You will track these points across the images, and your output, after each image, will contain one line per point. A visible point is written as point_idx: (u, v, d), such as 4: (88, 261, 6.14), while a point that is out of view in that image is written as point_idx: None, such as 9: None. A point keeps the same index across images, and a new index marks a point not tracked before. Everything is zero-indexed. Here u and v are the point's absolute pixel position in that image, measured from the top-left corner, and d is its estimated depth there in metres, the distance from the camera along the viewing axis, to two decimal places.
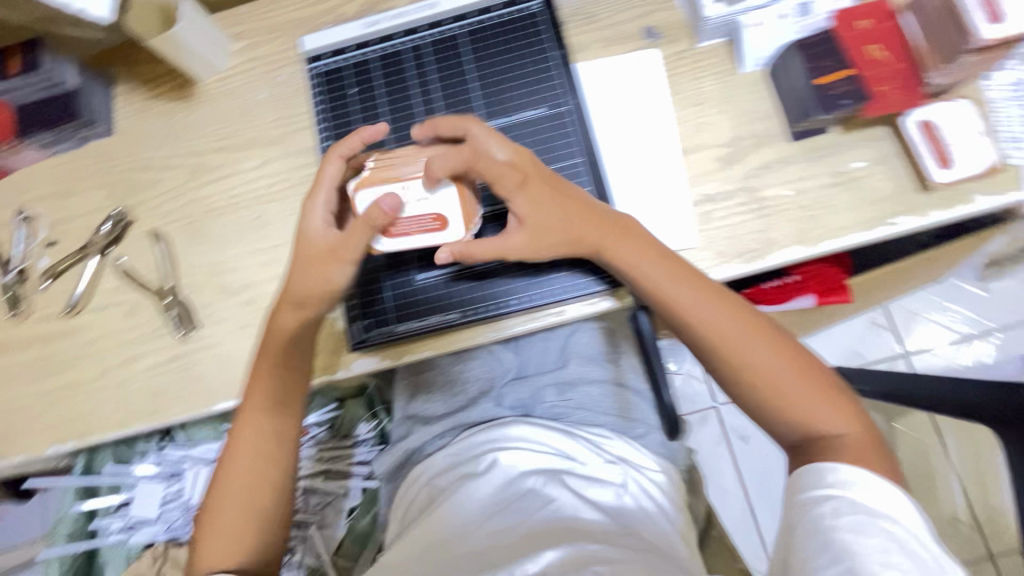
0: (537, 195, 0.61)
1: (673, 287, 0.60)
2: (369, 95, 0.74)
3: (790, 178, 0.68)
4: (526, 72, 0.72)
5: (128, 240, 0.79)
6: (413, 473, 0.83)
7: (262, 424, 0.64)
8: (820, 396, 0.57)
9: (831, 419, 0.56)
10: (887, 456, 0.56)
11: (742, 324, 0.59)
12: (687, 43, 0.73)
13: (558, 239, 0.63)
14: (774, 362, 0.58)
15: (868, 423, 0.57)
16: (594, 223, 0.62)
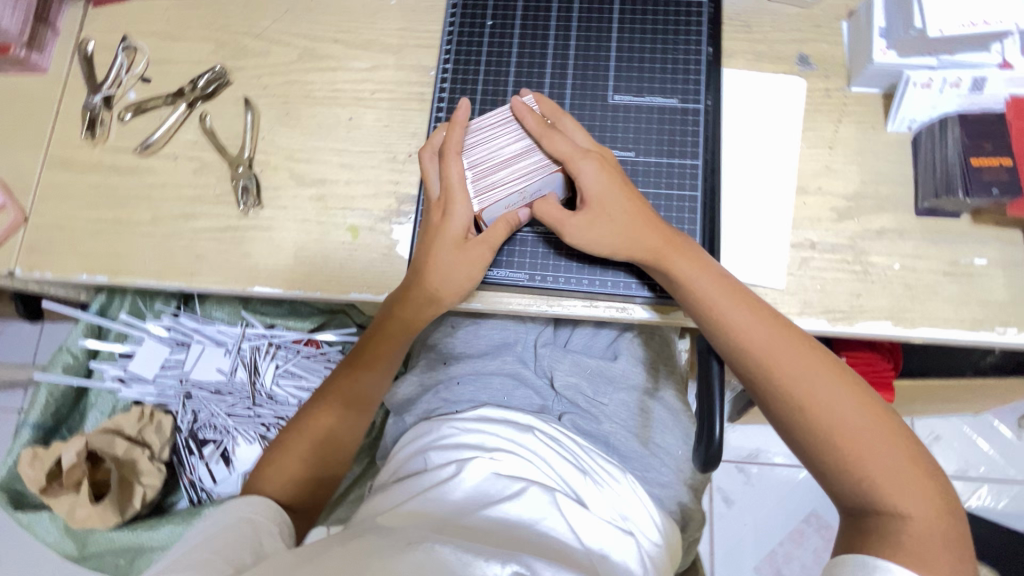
0: (605, 178, 0.59)
1: (732, 310, 0.56)
2: (502, 32, 0.70)
3: (902, 251, 0.64)
4: (671, 58, 0.66)
5: (218, 100, 0.77)
6: (414, 434, 0.81)
7: (352, 389, 0.66)
8: (901, 465, 0.49)
9: (906, 498, 0.48)
10: (964, 559, 0.47)
11: (818, 369, 0.53)
12: (840, 82, 0.69)
13: (612, 230, 0.59)
14: (846, 412, 0.51)
15: (950, 512, 0.49)
16: (658, 232, 0.59)
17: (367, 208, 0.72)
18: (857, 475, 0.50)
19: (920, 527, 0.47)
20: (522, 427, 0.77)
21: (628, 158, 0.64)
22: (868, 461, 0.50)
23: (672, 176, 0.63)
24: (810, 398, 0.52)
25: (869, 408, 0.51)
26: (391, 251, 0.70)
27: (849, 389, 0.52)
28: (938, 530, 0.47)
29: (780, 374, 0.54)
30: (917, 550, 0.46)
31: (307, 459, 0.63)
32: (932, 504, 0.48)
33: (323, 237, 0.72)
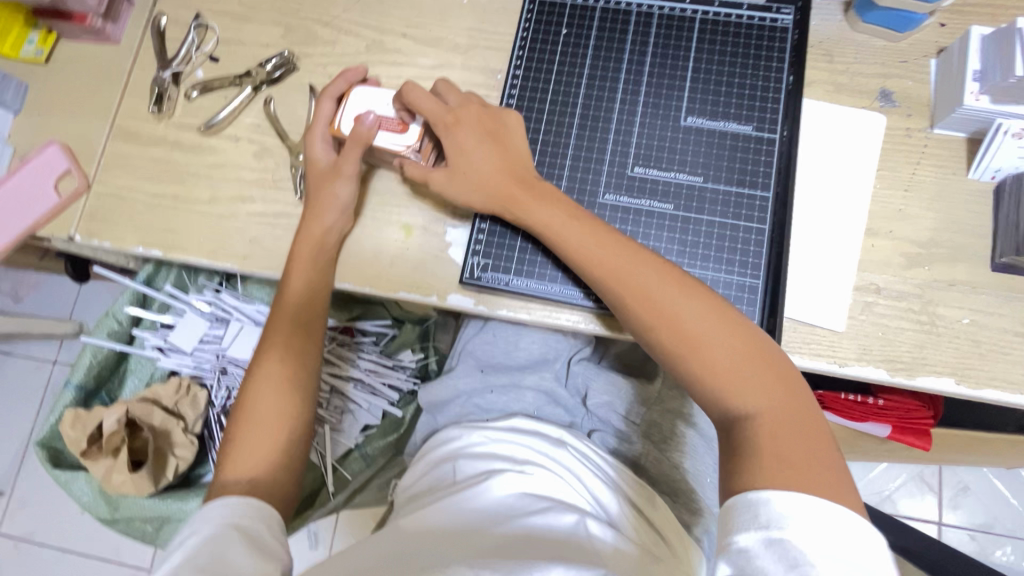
0: (462, 121, 0.62)
1: (597, 247, 0.57)
2: (576, 43, 0.68)
3: (972, 306, 0.62)
4: (749, 86, 0.64)
5: (284, 86, 0.77)
6: (442, 438, 0.82)
7: (287, 347, 0.64)
8: (760, 377, 0.50)
9: (750, 396, 0.49)
10: (831, 453, 0.47)
11: (664, 288, 0.54)
12: (922, 123, 0.66)
13: (478, 154, 0.61)
14: (691, 324, 0.52)
15: (792, 402, 0.49)
16: (516, 180, 0.60)
17: (423, 208, 0.71)
18: (724, 399, 0.50)
19: (779, 433, 0.47)
20: (556, 443, 0.76)
21: (696, 184, 0.62)
22: (734, 384, 0.50)
23: (742, 207, 0.61)
24: (655, 318, 0.53)
25: (716, 322, 0.52)
26: (443, 253, 0.69)
27: (710, 316, 0.52)
28: (804, 435, 0.47)
29: (651, 314, 0.53)
30: (781, 455, 0.46)
31: (262, 426, 0.60)
32: (771, 395, 0.49)
33: (375, 235, 0.71)
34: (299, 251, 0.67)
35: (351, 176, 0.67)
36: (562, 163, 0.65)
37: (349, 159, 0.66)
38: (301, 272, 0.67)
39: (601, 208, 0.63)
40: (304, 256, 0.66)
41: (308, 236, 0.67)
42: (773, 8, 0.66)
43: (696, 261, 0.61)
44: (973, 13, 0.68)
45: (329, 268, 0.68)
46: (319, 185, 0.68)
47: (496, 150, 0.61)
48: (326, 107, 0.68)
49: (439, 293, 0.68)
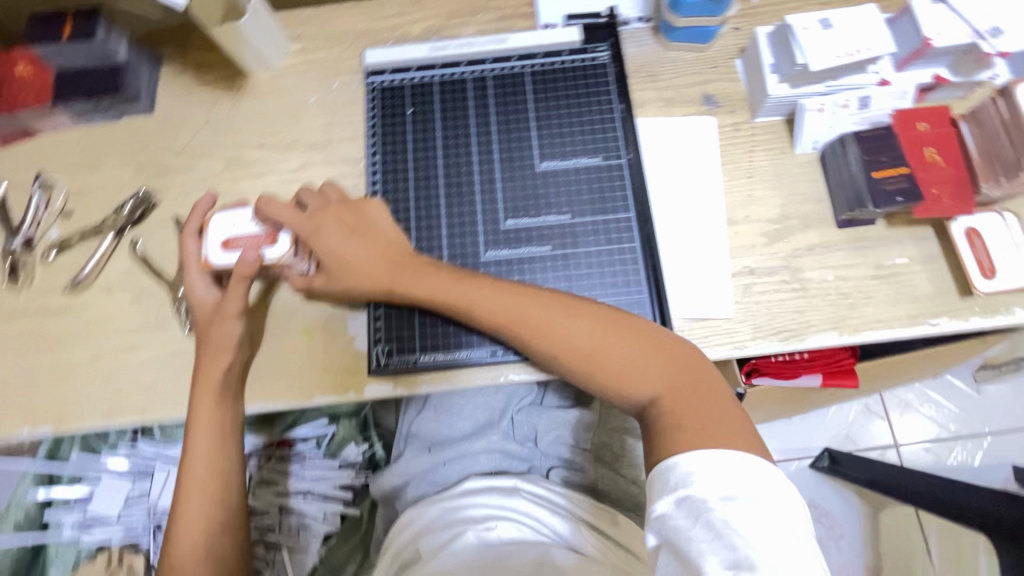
0: (323, 217, 0.63)
1: (482, 294, 0.59)
2: (425, 118, 0.72)
3: (833, 263, 0.68)
4: (588, 121, 0.71)
5: (148, 223, 0.75)
6: (401, 522, 0.79)
7: (202, 465, 0.64)
8: (649, 359, 0.54)
9: (649, 377, 0.54)
10: (730, 406, 0.52)
11: (550, 309, 0.57)
12: (745, 116, 0.74)
13: (347, 236, 0.63)
14: (583, 337, 0.55)
15: (686, 372, 0.54)
16: (392, 249, 0.63)
17: (319, 307, 0.70)
18: (628, 391, 0.54)
19: (680, 401, 0.52)
20: (508, 492, 0.76)
21: (565, 221, 0.67)
22: (632, 374, 0.54)
23: (611, 231, 0.67)
24: (552, 342, 0.56)
25: (603, 328, 0.55)
26: (350, 347, 0.68)
27: (593, 323, 0.56)
28: (700, 394, 0.52)
29: (544, 341, 0.56)
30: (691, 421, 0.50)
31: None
32: (668, 371, 0.54)
33: (277, 349, 0.69)
34: (198, 396, 0.64)
35: (239, 314, 0.65)
36: (440, 233, 0.67)
37: (233, 297, 0.64)
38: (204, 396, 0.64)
39: (486, 266, 0.66)
40: (206, 395, 0.64)
41: (207, 380, 0.64)
42: (590, 50, 0.74)
43: (585, 291, 0.65)
44: (758, 14, 0.77)
45: (236, 403, 0.66)
46: (208, 318, 0.66)
47: (364, 232, 0.63)
48: (192, 250, 0.67)
49: (356, 388, 0.67)
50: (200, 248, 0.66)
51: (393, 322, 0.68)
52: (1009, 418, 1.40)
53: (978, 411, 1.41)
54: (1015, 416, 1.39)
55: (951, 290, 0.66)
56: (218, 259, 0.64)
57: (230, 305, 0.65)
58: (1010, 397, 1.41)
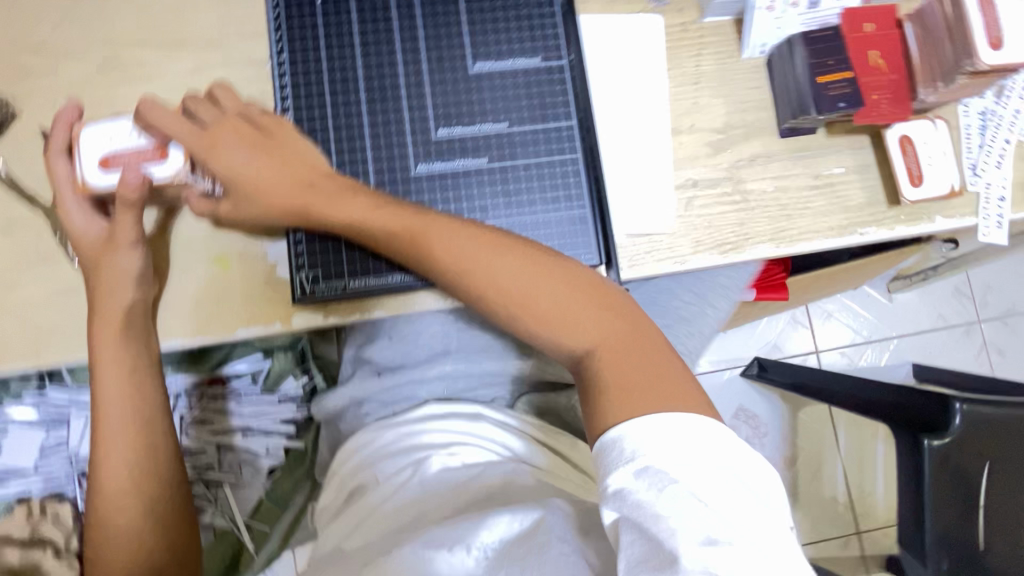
0: (222, 136, 0.56)
1: (415, 232, 0.55)
2: (338, 9, 0.62)
3: (773, 174, 0.68)
4: (526, 18, 0.64)
5: (9, 139, 0.63)
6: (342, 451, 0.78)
7: (122, 407, 0.59)
8: (585, 310, 0.52)
9: (584, 325, 0.52)
10: (663, 355, 0.52)
11: (481, 245, 0.54)
12: (694, 15, 0.69)
13: (253, 160, 0.56)
14: (513, 279, 0.53)
15: (618, 320, 0.53)
16: (303, 179, 0.57)
17: (232, 233, 0.63)
18: (560, 341, 0.53)
19: (615, 356, 0.51)
20: (473, 420, 0.75)
21: (503, 130, 0.62)
22: (566, 325, 0.52)
23: (550, 140, 0.63)
24: (483, 283, 0.53)
25: (534, 267, 0.53)
26: (272, 275, 0.62)
27: (524, 264, 0.53)
28: (634, 345, 0.52)
29: (476, 284, 0.53)
30: (623, 384, 0.49)
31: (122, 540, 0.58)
32: (601, 319, 0.52)
33: (189, 281, 0.62)
34: (101, 337, 0.58)
35: (137, 243, 0.58)
36: (364, 147, 0.61)
37: (123, 225, 0.58)
38: (110, 336, 0.58)
39: (417, 182, 0.61)
40: (109, 334, 0.58)
41: (107, 317, 0.58)
42: None
43: (525, 208, 0.62)
44: None
45: (147, 340, 0.60)
46: (98, 249, 0.58)
47: (272, 155, 0.57)
48: (62, 175, 0.57)
49: (282, 318, 0.62)
50: (74, 169, 0.57)
51: (316, 245, 0.62)
52: (914, 322, 1.54)
53: (889, 318, 1.54)
54: (918, 321, 1.54)
55: (881, 200, 0.68)
56: (97, 181, 0.56)
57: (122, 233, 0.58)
58: (916, 305, 1.54)
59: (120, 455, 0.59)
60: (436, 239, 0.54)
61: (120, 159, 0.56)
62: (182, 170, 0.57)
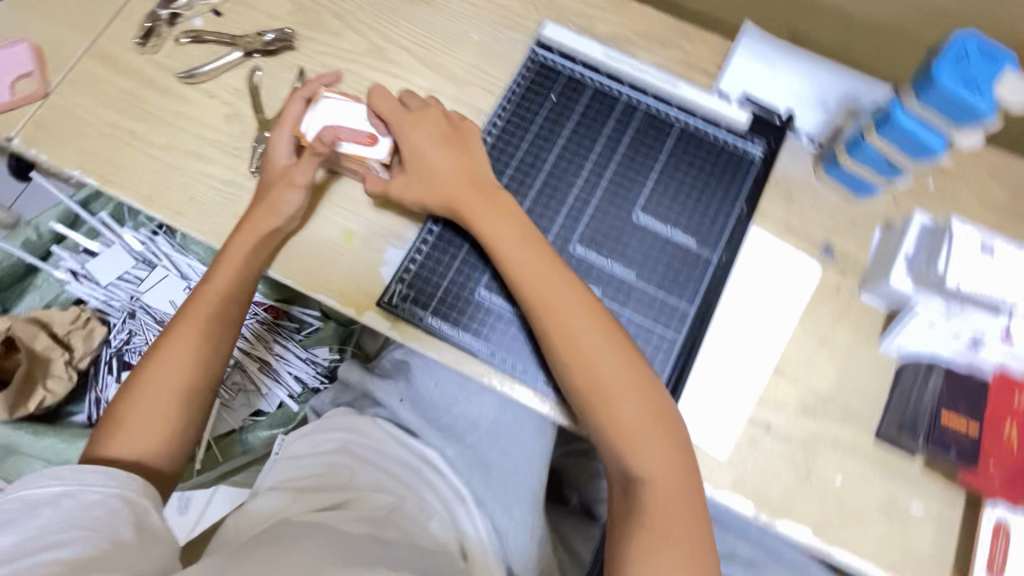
0: (421, 131, 0.67)
1: (552, 290, 0.60)
2: (561, 112, 0.71)
3: (848, 468, 0.64)
4: (705, 205, 0.68)
5: (276, 60, 0.76)
6: (325, 422, 0.79)
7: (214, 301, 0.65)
8: (652, 433, 0.57)
9: (646, 453, 0.56)
10: (691, 505, 0.56)
11: (597, 329, 0.59)
12: (853, 284, 0.69)
13: (447, 160, 0.66)
14: (608, 372, 0.58)
15: (676, 460, 0.57)
16: (477, 193, 0.64)
17: (369, 218, 0.70)
18: (621, 454, 0.57)
19: (665, 498, 0.55)
20: (456, 501, 0.73)
21: (628, 279, 0.65)
22: (631, 445, 0.57)
23: (663, 311, 0.64)
24: (585, 361, 0.58)
25: (627, 369, 0.58)
26: (375, 269, 0.68)
27: (624, 365, 0.58)
28: (677, 492, 0.56)
29: (574, 363, 0.58)
30: (665, 532, 0.54)
31: (152, 409, 0.60)
32: (664, 455, 0.57)
33: (315, 233, 0.69)
34: (239, 240, 0.66)
35: (303, 187, 0.67)
36: None
37: (302, 168, 0.67)
38: (243, 245, 0.65)
39: None
40: (247, 241, 0.65)
41: (253, 227, 0.66)
42: (748, 139, 0.70)
43: None
44: (925, 196, 0.72)
45: (263, 262, 0.67)
46: (275, 178, 0.67)
47: (463, 163, 0.66)
48: (288, 113, 0.68)
49: (357, 307, 0.66)
50: (301, 111, 0.68)
51: (425, 269, 0.66)
52: None
53: None
54: None
55: (945, 565, 0.61)
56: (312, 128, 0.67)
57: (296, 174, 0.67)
58: None
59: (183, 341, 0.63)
60: (564, 302, 0.59)
61: (342, 128, 0.67)
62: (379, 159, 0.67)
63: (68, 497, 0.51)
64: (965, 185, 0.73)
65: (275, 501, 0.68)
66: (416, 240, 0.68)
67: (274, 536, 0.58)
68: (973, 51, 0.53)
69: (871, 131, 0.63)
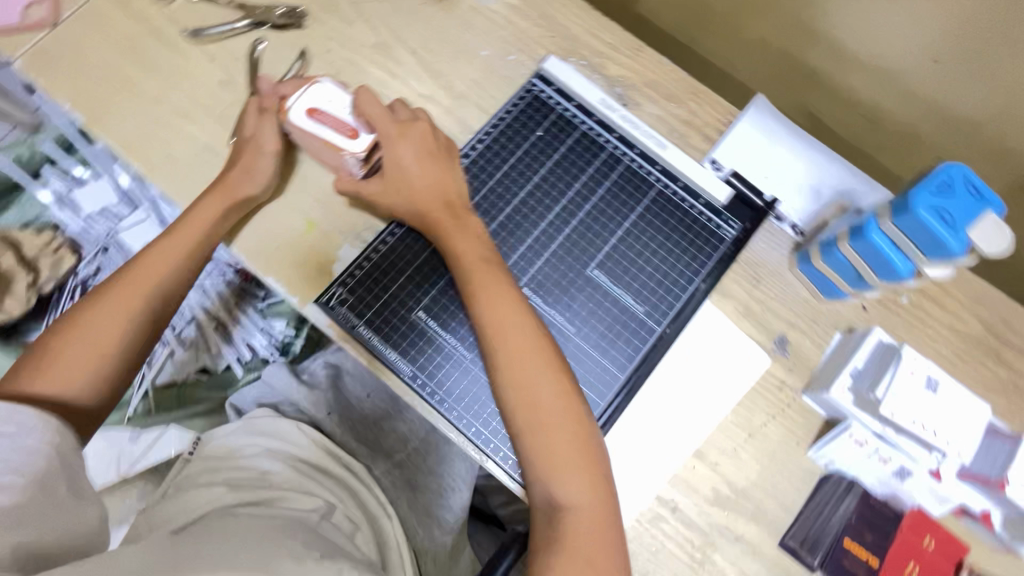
0: (410, 141, 0.65)
1: (503, 310, 0.59)
2: (544, 150, 0.70)
3: (742, 566, 0.63)
4: (663, 272, 0.68)
5: (282, 36, 0.76)
6: (251, 416, 0.85)
7: (167, 259, 0.63)
8: (582, 465, 0.56)
9: (573, 483, 0.55)
10: (615, 539, 0.55)
11: (541, 354, 0.58)
12: (797, 385, 0.68)
13: (426, 171, 0.64)
14: (545, 398, 0.57)
15: (606, 493, 0.56)
16: (447, 208, 0.64)
17: (331, 212, 0.68)
18: (550, 483, 0.55)
19: (589, 528, 0.54)
20: (379, 510, 0.78)
21: (567, 330, 0.65)
22: (561, 472, 0.55)
23: (594, 373, 0.64)
24: (523, 386, 0.57)
25: (564, 398, 0.57)
26: (327, 266, 0.67)
27: (562, 394, 0.57)
28: (602, 526, 0.54)
29: (515, 386, 0.57)
30: (588, 559, 0.53)
31: (85, 350, 0.57)
32: (593, 487, 0.55)
33: (275, 215, 0.68)
34: (209, 202, 0.64)
35: (272, 152, 0.66)
36: None
37: (270, 133, 0.66)
38: (202, 218, 0.64)
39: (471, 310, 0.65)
40: (214, 208, 0.64)
41: (220, 193, 0.64)
42: (723, 216, 0.70)
43: None
44: (897, 312, 0.70)
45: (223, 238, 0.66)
46: (246, 150, 0.66)
47: (445, 174, 0.65)
48: (284, 92, 0.68)
49: (300, 298, 0.66)
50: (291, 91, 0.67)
51: (370, 277, 0.65)
52: None
53: None
54: None
55: None
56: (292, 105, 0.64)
57: (264, 138, 0.66)
58: None
59: (129, 292, 0.60)
60: (513, 325, 0.59)
61: (323, 114, 0.64)
62: (358, 152, 0.64)
63: (1, 441, 0.46)
64: (941, 310, 0.70)
65: (214, 498, 0.71)
66: (374, 241, 0.67)
67: (218, 519, 0.57)
68: (957, 182, 0.52)
69: (843, 240, 0.62)
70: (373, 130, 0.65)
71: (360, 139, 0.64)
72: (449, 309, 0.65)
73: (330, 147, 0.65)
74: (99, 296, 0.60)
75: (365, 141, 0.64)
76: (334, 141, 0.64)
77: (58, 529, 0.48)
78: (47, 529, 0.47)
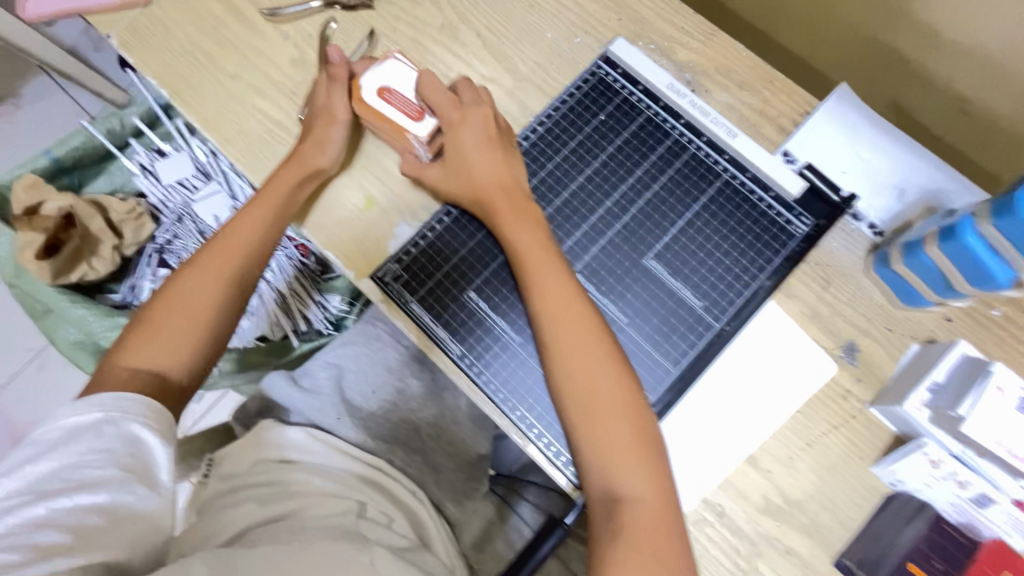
0: (471, 125, 0.65)
1: (562, 297, 0.58)
2: (606, 135, 0.69)
3: None
4: (726, 268, 0.65)
5: (352, 15, 0.77)
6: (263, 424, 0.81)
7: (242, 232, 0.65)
8: (640, 459, 0.54)
9: (631, 476, 0.54)
10: (678, 536, 0.53)
11: (600, 344, 0.57)
12: (865, 396, 0.63)
13: (489, 156, 0.64)
14: (604, 388, 0.56)
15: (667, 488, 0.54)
16: (507, 193, 0.63)
17: (391, 190, 0.69)
18: (608, 475, 0.54)
19: (652, 523, 0.52)
20: (416, 497, 0.79)
21: (620, 321, 0.63)
22: (620, 462, 0.54)
23: (644, 368, 0.62)
24: (580, 376, 0.56)
25: (623, 389, 0.56)
26: (384, 242, 0.68)
27: (621, 384, 0.56)
28: (663, 522, 0.53)
29: (572, 374, 0.56)
30: (653, 554, 0.51)
31: (185, 317, 0.60)
32: (653, 481, 0.54)
33: (337, 192, 0.70)
34: (283, 175, 0.66)
35: (345, 124, 0.67)
36: None
37: (343, 104, 0.67)
38: (275, 193, 0.66)
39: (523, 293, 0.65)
40: (288, 180, 0.66)
41: (294, 167, 0.66)
42: (794, 211, 0.66)
43: None
44: (986, 326, 0.63)
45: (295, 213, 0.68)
46: (318, 122, 0.68)
47: (506, 158, 0.65)
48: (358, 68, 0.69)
49: (357, 272, 0.68)
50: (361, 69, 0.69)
51: (426, 256, 0.66)
52: None
53: None
54: None
55: None
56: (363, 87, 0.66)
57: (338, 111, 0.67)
58: None
59: (211, 270, 0.63)
60: (571, 313, 0.58)
61: (392, 95, 0.66)
62: (421, 134, 0.65)
63: (109, 424, 0.52)
64: None
65: (243, 515, 0.67)
66: (430, 221, 0.68)
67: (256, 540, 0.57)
68: None
69: (931, 241, 0.56)
70: (435, 113, 0.65)
71: (425, 122, 0.65)
72: (500, 291, 0.65)
73: (396, 128, 0.66)
74: (183, 274, 0.62)
75: (429, 123, 0.65)
76: (399, 121, 0.65)
77: (136, 531, 0.50)
78: (114, 543, 0.48)
